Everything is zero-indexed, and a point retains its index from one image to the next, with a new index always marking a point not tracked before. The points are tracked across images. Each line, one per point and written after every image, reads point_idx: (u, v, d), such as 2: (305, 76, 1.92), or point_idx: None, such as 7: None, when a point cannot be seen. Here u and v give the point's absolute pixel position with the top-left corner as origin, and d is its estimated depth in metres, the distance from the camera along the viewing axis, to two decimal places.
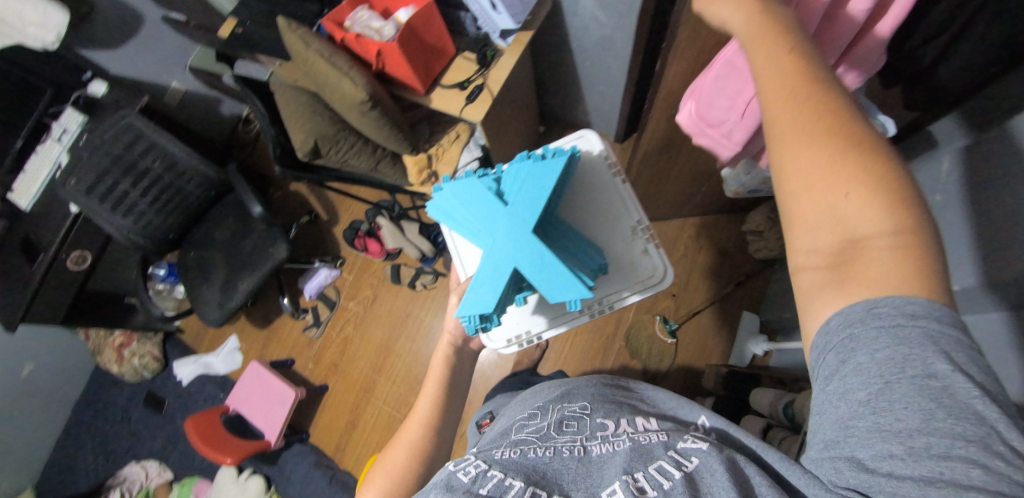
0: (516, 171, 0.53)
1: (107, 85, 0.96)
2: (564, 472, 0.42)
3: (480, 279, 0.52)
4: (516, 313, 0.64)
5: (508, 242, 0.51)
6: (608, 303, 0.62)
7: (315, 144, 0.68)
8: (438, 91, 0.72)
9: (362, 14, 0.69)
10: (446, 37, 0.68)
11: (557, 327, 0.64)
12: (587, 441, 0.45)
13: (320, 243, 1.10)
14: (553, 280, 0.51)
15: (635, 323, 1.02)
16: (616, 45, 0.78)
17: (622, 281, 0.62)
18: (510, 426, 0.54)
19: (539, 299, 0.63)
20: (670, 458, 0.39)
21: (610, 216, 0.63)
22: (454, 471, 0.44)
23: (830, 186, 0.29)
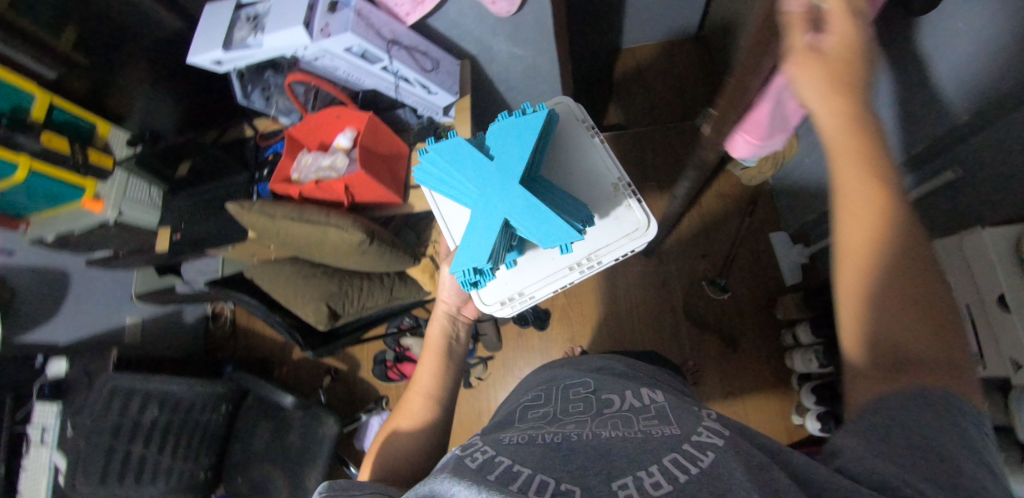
0: (499, 128, 0.53)
1: (67, 359, 0.88)
2: (576, 452, 0.37)
3: (476, 230, 0.51)
4: (506, 277, 0.59)
5: (497, 192, 0.50)
6: (599, 260, 0.57)
7: (329, 309, 0.65)
8: (414, 193, 0.68)
9: (305, 160, 0.66)
10: (397, 140, 0.66)
11: (547, 291, 0.59)
12: (598, 429, 0.41)
13: (355, 393, 1.02)
14: (542, 227, 0.50)
15: (687, 300, 0.99)
16: (541, 70, 0.79)
17: (611, 236, 0.57)
18: (511, 418, 0.53)
19: (531, 260, 0.59)
20: (686, 451, 0.34)
21: (590, 174, 0.59)
22: (461, 456, 0.39)
23: (886, 305, 0.31)
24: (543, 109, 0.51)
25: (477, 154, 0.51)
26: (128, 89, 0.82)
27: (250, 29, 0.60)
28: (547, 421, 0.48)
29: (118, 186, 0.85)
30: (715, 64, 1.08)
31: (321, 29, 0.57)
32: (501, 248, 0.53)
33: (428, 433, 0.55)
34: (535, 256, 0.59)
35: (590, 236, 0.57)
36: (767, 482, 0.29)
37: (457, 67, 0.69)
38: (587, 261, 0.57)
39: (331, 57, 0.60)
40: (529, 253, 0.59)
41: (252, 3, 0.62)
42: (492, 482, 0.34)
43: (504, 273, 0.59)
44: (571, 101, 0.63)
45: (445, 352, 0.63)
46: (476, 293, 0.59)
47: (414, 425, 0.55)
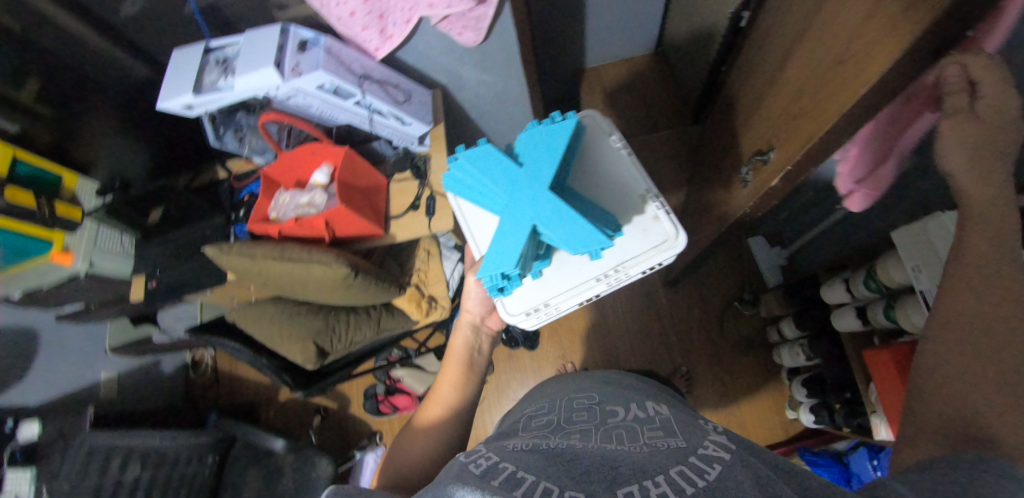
0: (528, 136, 0.53)
1: (38, 421, 0.83)
2: (581, 457, 0.39)
3: (507, 237, 0.52)
4: (532, 286, 0.61)
5: (529, 199, 0.51)
6: (626, 271, 0.58)
7: (317, 346, 0.63)
8: (395, 223, 0.69)
9: (283, 198, 0.66)
10: (374, 173, 0.67)
11: (573, 302, 0.60)
12: (603, 442, 0.43)
13: (347, 431, 0.99)
14: (574, 234, 0.51)
15: (672, 306, 1.00)
16: (512, 95, 0.81)
17: (641, 246, 0.58)
18: (516, 424, 0.54)
19: (556, 269, 0.60)
20: (693, 464, 0.36)
21: (620, 185, 0.59)
22: (466, 463, 0.40)
23: (970, 385, 0.33)
24: (573, 117, 0.52)
25: (507, 162, 0.52)
26: (95, 138, 0.81)
27: (220, 72, 0.61)
28: (551, 429, 0.49)
29: (87, 238, 0.82)
30: (676, 78, 1.12)
31: (292, 69, 0.57)
32: (529, 254, 0.54)
33: (440, 444, 0.54)
34: (562, 266, 0.60)
35: (620, 246, 0.58)
36: (773, 493, 0.31)
37: (429, 98, 0.71)
38: (614, 272, 0.58)
39: (303, 96, 0.60)
40: (556, 263, 0.60)
41: (220, 46, 0.62)
42: (496, 487, 0.36)
43: (529, 283, 0.61)
44: (599, 114, 0.63)
45: (464, 364, 0.64)
46: (500, 302, 0.61)
47: (429, 440, 0.54)
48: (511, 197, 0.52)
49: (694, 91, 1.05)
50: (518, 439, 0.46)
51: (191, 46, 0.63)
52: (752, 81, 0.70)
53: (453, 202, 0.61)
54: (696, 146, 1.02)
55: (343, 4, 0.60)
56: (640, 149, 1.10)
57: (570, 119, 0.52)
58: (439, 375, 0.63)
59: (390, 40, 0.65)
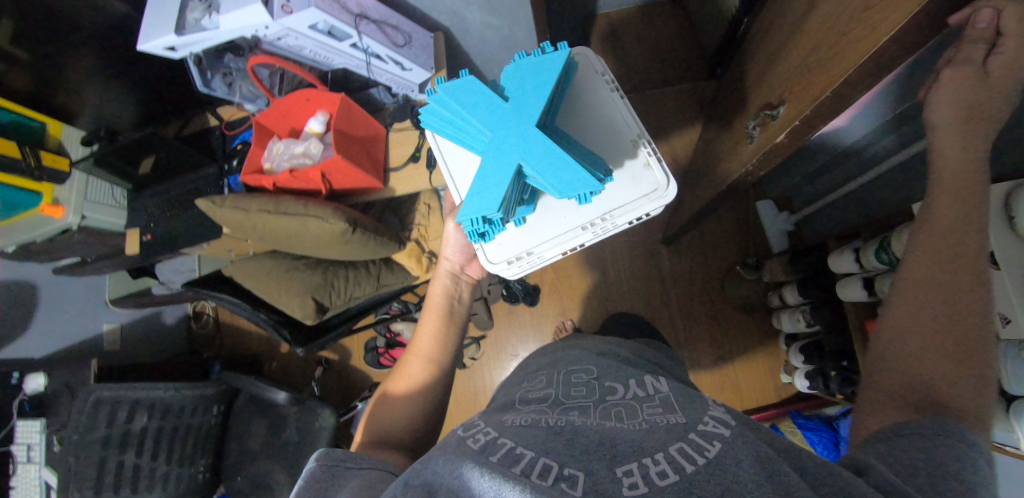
0: (514, 70, 0.51)
1: (44, 374, 0.84)
2: (581, 432, 0.37)
3: (489, 174, 0.48)
4: (515, 233, 0.59)
5: (511, 132, 0.48)
6: (612, 221, 0.57)
7: (315, 301, 0.63)
8: (395, 176, 0.66)
9: (277, 147, 0.63)
10: (372, 121, 0.63)
11: (557, 252, 0.59)
12: (601, 420, 0.40)
13: (348, 383, 1.01)
14: (562, 176, 0.48)
15: (676, 268, 0.98)
16: (518, 40, 0.76)
17: (629, 195, 0.56)
18: (509, 401, 0.51)
19: (540, 216, 0.58)
20: (692, 441, 0.34)
21: (612, 129, 0.57)
22: (464, 437, 0.39)
23: (923, 350, 0.33)
24: (564, 48, 0.49)
25: (491, 95, 0.49)
26: (76, 80, 0.76)
27: (204, 9, 0.56)
28: (548, 404, 0.46)
29: (78, 186, 0.80)
30: (693, 28, 1.05)
31: (283, 6, 0.52)
32: (514, 196, 0.52)
33: (422, 404, 0.55)
34: (546, 213, 0.58)
35: (608, 193, 0.57)
36: (774, 473, 0.30)
37: (431, 41, 0.66)
38: (601, 221, 0.57)
39: (295, 37, 0.56)
40: (540, 210, 0.58)
41: None
42: (495, 463, 0.35)
43: (512, 230, 0.59)
44: (592, 53, 0.60)
45: (445, 316, 0.63)
46: (480, 250, 0.59)
47: (410, 400, 0.55)
48: (493, 132, 0.49)
49: (712, 41, 0.98)
50: (513, 412, 0.45)
51: None
52: (778, 28, 0.65)
53: (432, 141, 0.58)
54: (710, 102, 0.97)
55: None
56: (651, 104, 1.05)
57: (562, 50, 0.49)
58: (420, 327, 0.62)
59: None
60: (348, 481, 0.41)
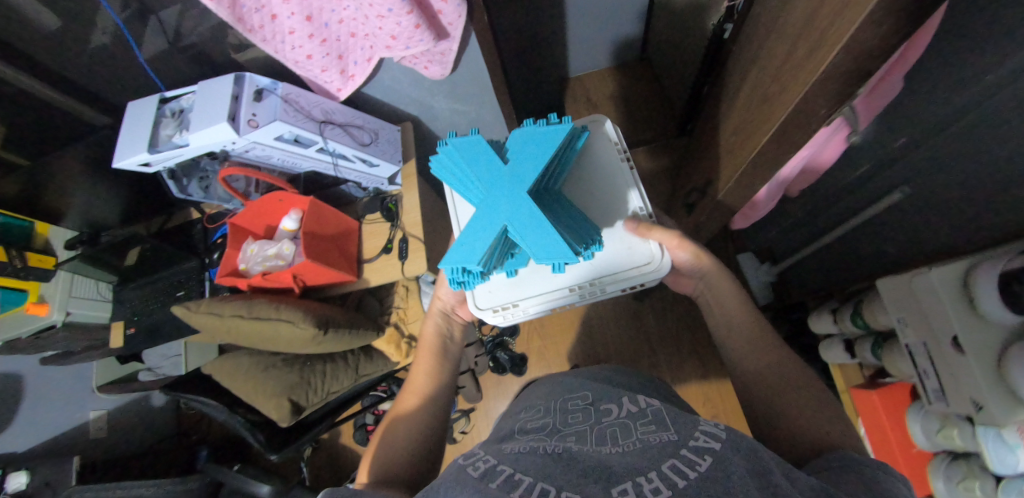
0: (521, 133, 0.50)
1: (26, 472, 0.82)
2: (577, 460, 0.39)
3: (477, 232, 0.49)
4: (506, 283, 0.59)
5: (505, 196, 0.48)
6: (601, 287, 0.58)
7: (292, 402, 0.62)
8: (368, 268, 0.67)
9: (251, 248, 0.64)
10: (344, 217, 0.65)
11: (543, 307, 0.59)
12: (599, 444, 0.43)
13: (338, 462, 0.99)
14: (540, 242, 0.47)
15: (662, 325, 0.98)
16: (486, 121, 0.78)
17: (620, 264, 0.57)
18: (509, 430, 0.53)
19: (531, 272, 0.58)
20: (684, 457, 0.37)
21: (614, 196, 0.59)
22: (465, 466, 0.42)
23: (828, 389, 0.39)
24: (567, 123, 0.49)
25: (493, 156, 0.49)
26: (63, 188, 0.78)
27: (176, 126, 0.59)
28: (547, 431, 0.48)
29: (63, 284, 0.82)
30: (660, 87, 1.10)
31: (248, 121, 0.56)
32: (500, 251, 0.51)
33: (419, 441, 0.53)
34: (537, 268, 0.58)
35: (598, 260, 0.57)
36: (768, 487, 0.33)
37: (398, 135, 0.69)
38: (588, 285, 0.58)
39: (262, 148, 0.59)
40: (532, 266, 0.58)
41: (175, 98, 0.61)
42: (495, 489, 0.37)
43: (503, 279, 0.59)
44: (607, 121, 0.62)
45: (438, 354, 0.62)
46: (471, 296, 0.60)
47: (405, 430, 0.54)
48: (489, 192, 0.49)
49: (679, 101, 1.02)
50: (515, 441, 0.47)
51: (145, 98, 0.62)
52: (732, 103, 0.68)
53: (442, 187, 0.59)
54: (681, 159, 1.00)
55: (298, 48, 0.59)
56: None
57: (565, 123, 0.50)
58: (415, 363, 0.61)
59: (351, 79, 0.65)
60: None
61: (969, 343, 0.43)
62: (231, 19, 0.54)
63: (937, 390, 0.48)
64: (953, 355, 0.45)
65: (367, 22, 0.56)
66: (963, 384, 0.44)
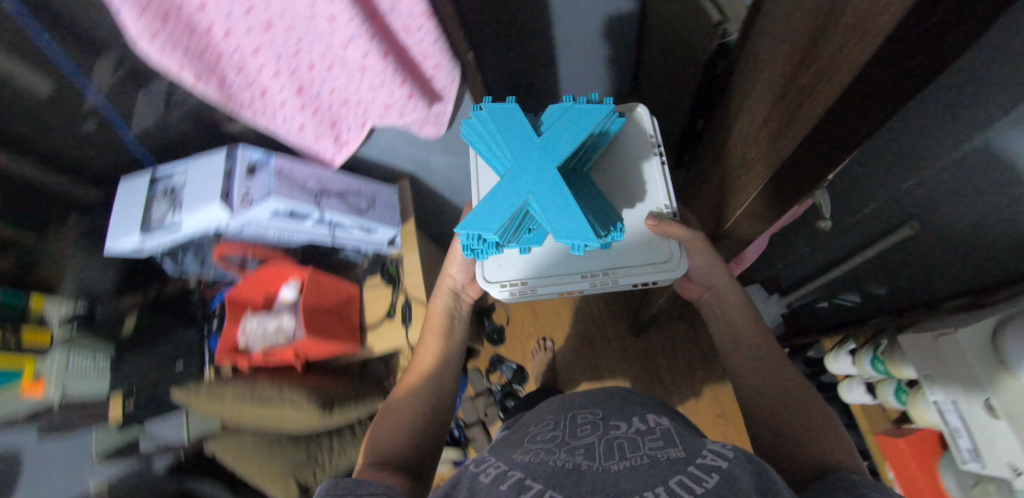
0: (558, 109, 0.48)
1: None
2: (586, 477, 0.38)
3: (497, 198, 0.45)
4: (515, 257, 0.54)
5: (536, 166, 0.44)
6: (614, 279, 0.53)
7: (300, 485, 0.59)
8: (371, 335, 0.65)
9: (251, 324, 0.62)
10: (344, 284, 0.64)
11: (552, 291, 0.54)
12: (607, 459, 0.41)
13: None
14: (562, 220, 0.43)
15: (673, 365, 0.95)
16: None
17: (637, 259, 0.52)
18: (519, 436, 0.50)
19: (545, 251, 0.54)
20: (691, 473, 0.36)
21: (639, 189, 0.54)
22: (477, 472, 0.42)
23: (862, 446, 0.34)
24: (611, 104, 0.46)
25: (527, 124, 0.46)
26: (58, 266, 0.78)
27: (167, 205, 0.58)
28: (556, 442, 0.46)
29: (58, 364, 0.73)
30: None
31: (242, 198, 0.56)
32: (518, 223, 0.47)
33: (416, 428, 0.49)
34: (551, 244, 0.53)
35: (615, 251, 0.53)
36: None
37: (395, 196, 0.68)
38: (603, 275, 0.53)
39: (258, 225, 0.58)
40: (548, 243, 0.53)
41: (166, 174, 0.60)
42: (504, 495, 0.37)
43: (514, 253, 0.54)
44: (645, 112, 0.57)
45: (443, 336, 0.58)
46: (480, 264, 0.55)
47: (401, 411, 0.50)
48: (518, 159, 0.45)
49: (674, 135, 1.01)
50: (524, 448, 0.46)
51: (136, 178, 0.60)
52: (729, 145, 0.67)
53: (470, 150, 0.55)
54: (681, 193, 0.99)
55: (291, 119, 0.59)
56: None
57: (608, 106, 0.46)
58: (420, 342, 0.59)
59: (346, 144, 0.64)
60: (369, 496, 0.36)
61: (1006, 410, 0.40)
62: (221, 98, 0.54)
63: (972, 450, 0.45)
64: (986, 418, 0.42)
65: (358, 89, 0.56)
66: (999, 449, 0.42)
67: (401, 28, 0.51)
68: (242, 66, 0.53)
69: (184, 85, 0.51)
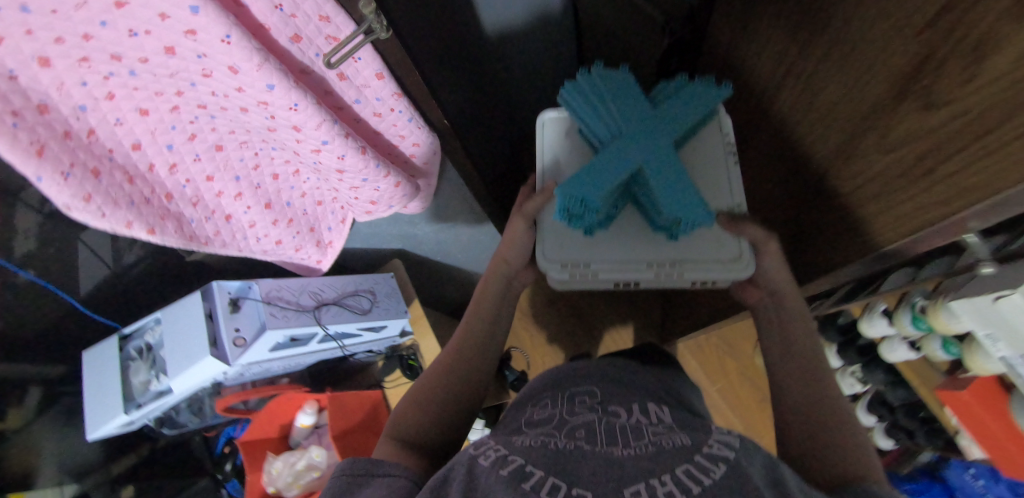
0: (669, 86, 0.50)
1: None
2: (587, 461, 0.34)
3: (610, 154, 0.44)
4: (580, 240, 0.51)
5: (649, 133, 0.45)
6: (679, 274, 0.50)
7: None
8: None
9: (274, 467, 0.56)
10: (366, 391, 0.59)
11: (614, 277, 0.51)
12: (609, 444, 0.38)
13: None
14: (672, 195, 0.43)
15: (708, 368, 0.94)
16: (473, 232, 0.73)
17: (705, 254, 0.50)
18: (513, 419, 0.49)
19: (611, 233, 0.51)
20: (697, 461, 0.33)
21: (712, 182, 0.52)
22: (474, 453, 0.36)
23: None
24: (728, 83, 0.47)
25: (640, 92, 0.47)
26: None
27: (148, 368, 0.50)
28: (553, 424, 0.44)
29: None
30: None
31: (234, 341, 0.49)
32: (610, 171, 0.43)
33: (437, 413, 0.49)
34: (618, 227, 0.51)
35: (682, 241, 0.50)
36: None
37: (394, 281, 0.64)
38: (668, 267, 0.50)
39: (258, 363, 0.53)
40: (615, 226, 0.50)
41: (137, 331, 0.52)
42: (505, 475, 0.32)
43: (580, 233, 0.51)
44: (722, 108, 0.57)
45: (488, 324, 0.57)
46: (541, 240, 0.51)
47: (418, 394, 0.50)
48: (633, 123, 0.45)
49: None
50: (523, 436, 0.43)
51: (100, 343, 0.52)
52: None
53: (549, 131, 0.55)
54: None
55: (265, 237, 0.53)
56: None
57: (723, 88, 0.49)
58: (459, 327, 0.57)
59: (331, 243, 0.59)
60: (370, 491, 0.34)
61: None
62: (182, 241, 0.47)
63: None
64: None
65: (335, 186, 0.51)
66: None
67: (370, 116, 0.46)
68: (196, 197, 0.46)
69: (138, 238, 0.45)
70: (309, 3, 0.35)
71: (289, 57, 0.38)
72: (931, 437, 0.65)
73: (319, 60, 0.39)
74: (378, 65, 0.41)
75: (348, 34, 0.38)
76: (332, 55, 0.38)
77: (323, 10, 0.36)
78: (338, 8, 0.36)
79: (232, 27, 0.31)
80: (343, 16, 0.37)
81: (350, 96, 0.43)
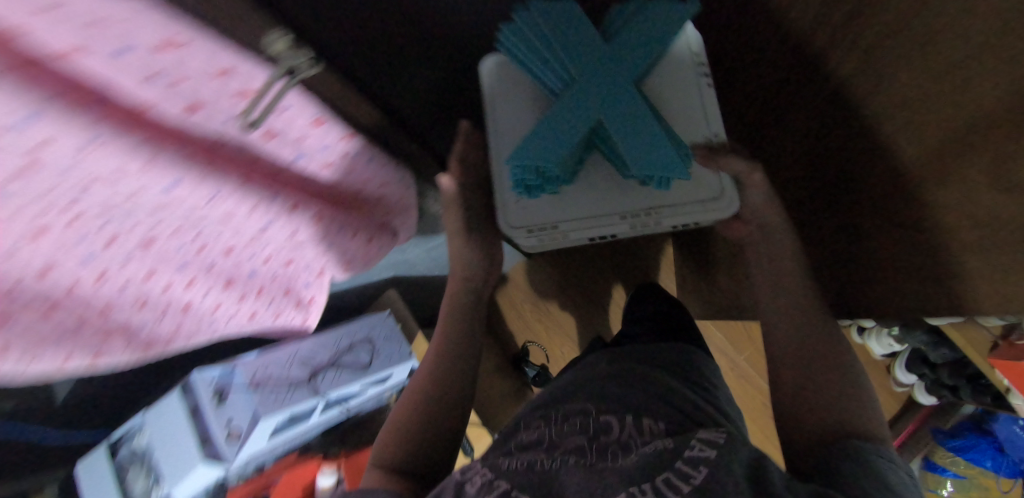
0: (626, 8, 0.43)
1: None
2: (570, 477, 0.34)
3: (559, 116, 0.41)
4: (545, 199, 0.50)
5: (606, 81, 0.41)
6: (655, 218, 0.49)
7: None
8: None
9: None
10: None
11: (583, 233, 0.51)
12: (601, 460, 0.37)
13: None
14: (641, 151, 0.40)
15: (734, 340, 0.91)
16: None
17: (681, 195, 0.49)
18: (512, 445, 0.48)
19: (577, 188, 0.49)
20: (679, 468, 0.32)
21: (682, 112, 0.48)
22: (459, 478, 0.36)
23: None
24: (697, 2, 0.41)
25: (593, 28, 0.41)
26: None
27: (144, 476, 0.46)
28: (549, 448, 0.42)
29: None
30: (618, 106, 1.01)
31: (227, 434, 0.45)
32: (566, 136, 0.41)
33: (420, 436, 0.47)
34: (583, 181, 0.49)
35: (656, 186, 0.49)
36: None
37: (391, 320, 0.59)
38: (643, 214, 0.49)
39: (263, 447, 0.49)
40: (580, 181, 0.49)
41: (123, 435, 0.48)
42: None
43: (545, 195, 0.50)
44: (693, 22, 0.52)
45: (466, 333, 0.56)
46: (501, 212, 0.50)
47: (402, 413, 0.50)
48: (585, 71, 0.41)
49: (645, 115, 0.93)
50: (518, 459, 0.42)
51: (92, 452, 0.49)
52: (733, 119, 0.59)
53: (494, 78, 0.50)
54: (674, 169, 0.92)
55: (237, 314, 0.47)
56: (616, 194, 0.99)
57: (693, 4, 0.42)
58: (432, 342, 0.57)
59: (312, 299, 0.54)
60: None
61: None
62: (139, 352, 0.41)
63: None
64: None
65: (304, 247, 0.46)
66: None
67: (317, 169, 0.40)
68: (145, 299, 0.39)
69: (83, 370, 0.38)
70: (199, 58, 0.27)
71: (195, 134, 0.30)
72: (979, 394, 0.61)
73: (232, 125, 0.31)
74: (309, 108, 0.35)
75: (261, 82, 0.31)
76: (247, 115, 0.31)
77: (223, 67, 0.28)
78: (247, 58, 0.29)
79: (98, 126, 0.24)
80: (252, 65, 0.29)
81: (285, 152, 0.36)
